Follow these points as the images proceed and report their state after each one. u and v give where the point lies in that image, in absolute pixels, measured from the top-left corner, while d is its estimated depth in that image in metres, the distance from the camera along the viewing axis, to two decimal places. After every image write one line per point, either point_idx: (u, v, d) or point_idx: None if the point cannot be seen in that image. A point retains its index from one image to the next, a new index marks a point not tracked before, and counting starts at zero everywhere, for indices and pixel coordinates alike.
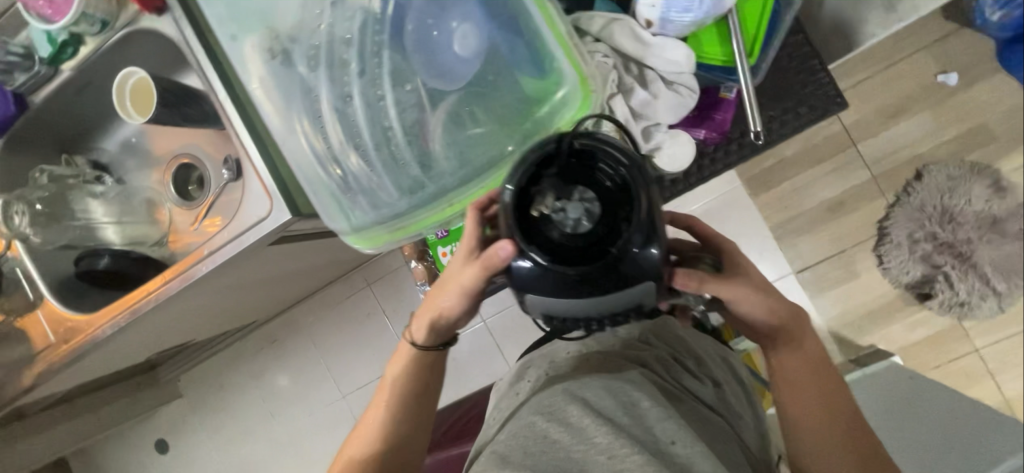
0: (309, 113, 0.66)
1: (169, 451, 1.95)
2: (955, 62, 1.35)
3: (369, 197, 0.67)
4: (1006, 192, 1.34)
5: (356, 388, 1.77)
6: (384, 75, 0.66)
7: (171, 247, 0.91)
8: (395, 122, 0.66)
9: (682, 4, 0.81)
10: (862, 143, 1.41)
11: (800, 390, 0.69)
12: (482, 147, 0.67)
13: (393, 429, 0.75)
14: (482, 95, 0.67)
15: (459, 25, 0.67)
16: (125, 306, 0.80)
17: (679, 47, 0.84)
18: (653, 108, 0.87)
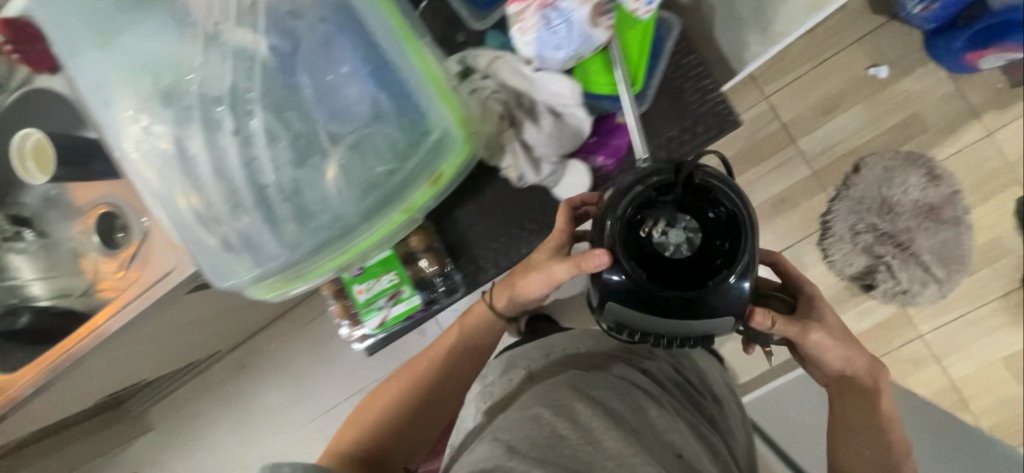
0: (187, 175, 0.65)
1: None
2: (886, 55, 1.36)
3: (257, 250, 0.67)
4: (940, 180, 1.36)
5: (326, 409, 1.77)
6: (261, 131, 0.66)
7: (97, 295, 0.91)
8: (276, 175, 0.66)
9: (551, 44, 0.72)
10: (801, 140, 1.43)
11: (853, 433, 0.81)
12: (369, 192, 0.68)
13: (440, 366, 0.91)
14: (364, 142, 0.68)
15: (337, 80, 0.68)
16: (44, 364, 0.83)
17: (565, 81, 0.77)
18: (545, 142, 0.80)
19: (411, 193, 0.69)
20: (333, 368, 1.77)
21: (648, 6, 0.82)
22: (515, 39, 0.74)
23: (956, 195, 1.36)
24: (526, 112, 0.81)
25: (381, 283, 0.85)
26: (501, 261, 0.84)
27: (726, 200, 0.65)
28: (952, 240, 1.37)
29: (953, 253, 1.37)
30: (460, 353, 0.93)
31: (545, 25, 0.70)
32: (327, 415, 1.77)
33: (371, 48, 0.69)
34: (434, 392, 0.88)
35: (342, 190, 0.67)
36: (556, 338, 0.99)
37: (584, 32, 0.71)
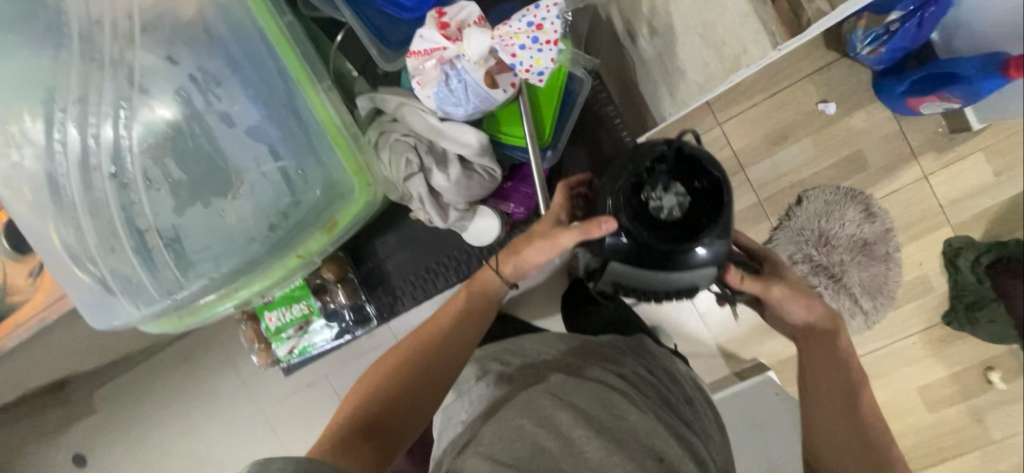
0: (63, 217, 0.64)
1: None
2: (836, 90, 1.38)
3: (133, 294, 0.66)
4: (876, 217, 1.41)
5: (271, 402, 1.77)
6: (138, 175, 0.63)
7: (6, 300, 0.88)
8: (154, 221, 0.64)
9: (451, 99, 0.78)
10: (750, 168, 1.45)
11: (821, 378, 0.88)
12: (253, 241, 0.67)
13: (440, 336, 0.82)
14: (250, 190, 0.66)
15: (220, 126, 0.66)
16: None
17: (471, 131, 0.81)
18: (452, 189, 0.82)
19: (303, 241, 0.70)
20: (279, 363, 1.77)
21: (542, 76, 0.76)
22: (416, 90, 0.78)
23: (890, 232, 1.41)
24: (435, 159, 0.82)
25: (290, 312, 0.94)
26: (414, 294, 0.94)
27: (709, 169, 0.74)
28: (883, 275, 1.42)
29: (882, 287, 1.43)
30: (461, 324, 0.83)
31: (444, 81, 0.76)
32: (272, 408, 1.78)
33: (262, 95, 0.67)
34: (434, 365, 0.78)
35: (225, 239, 0.66)
36: (528, 342, 0.90)
37: (480, 91, 0.76)
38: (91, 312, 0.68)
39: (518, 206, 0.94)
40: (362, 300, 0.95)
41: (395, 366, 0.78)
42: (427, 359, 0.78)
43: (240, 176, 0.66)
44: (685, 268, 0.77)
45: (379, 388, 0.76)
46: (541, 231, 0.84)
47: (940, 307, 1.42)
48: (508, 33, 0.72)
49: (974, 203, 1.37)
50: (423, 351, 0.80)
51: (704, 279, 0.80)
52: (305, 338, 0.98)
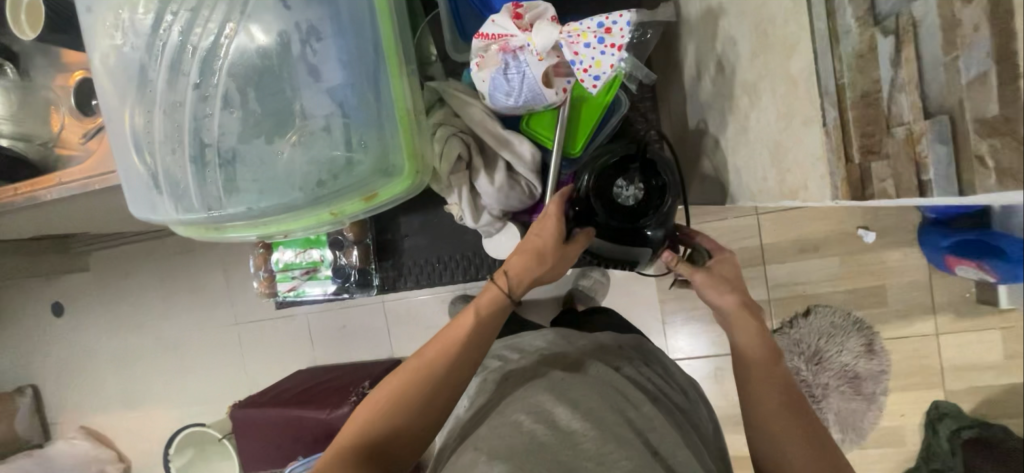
0: (143, 108, 0.67)
1: (66, 314, 2.01)
2: (879, 222, 1.37)
3: (174, 196, 0.69)
4: (875, 355, 1.41)
5: (251, 319, 1.85)
6: (218, 94, 0.65)
7: (55, 151, 0.94)
8: (215, 141, 0.66)
9: (504, 87, 0.72)
10: (769, 265, 1.45)
11: (748, 356, 0.75)
12: (290, 187, 0.67)
13: (438, 376, 0.73)
14: (308, 142, 0.67)
15: (306, 76, 0.66)
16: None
17: (527, 144, 0.77)
18: (492, 194, 0.80)
19: (340, 203, 0.71)
20: None
21: (597, 81, 0.68)
22: (471, 72, 0.73)
23: (882, 374, 1.41)
24: (483, 163, 0.79)
25: (302, 256, 1.03)
26: (418, 278, 0.93)
27: (665, 171, 0.77)
28: (861, 412, 1.43)
29: (857, 423, 1.43)
30: (462, 359, 0.74)
31: (503, 67, 0.71)
32: (249, 323, 1.86)
33: (354, 60, 0.68)
34: (435, 405, 0.73)
35: (269, 178, 0.67)
36: (528, 335, 0.90)
37: (537, 88, 0.71)
38: (136, 197, 0.72)
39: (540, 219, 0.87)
40: (371, 267, 0.96)
41: (391, 409, 0.72)
42: (428, 405, 0.73)
43: (305, 127, 0.67)
44: (627, 246, 0.83)
45: (375, 432, 0.71)
46: (553, 245, 0.77)
47: (905, 461, 1.42)
48: (576, 31, 0.67)
49: (974, 377, 1.36)
50: (424, 390, 0.72)
51: (643, 257, 0.86)
52: (305, 285, 1.04)
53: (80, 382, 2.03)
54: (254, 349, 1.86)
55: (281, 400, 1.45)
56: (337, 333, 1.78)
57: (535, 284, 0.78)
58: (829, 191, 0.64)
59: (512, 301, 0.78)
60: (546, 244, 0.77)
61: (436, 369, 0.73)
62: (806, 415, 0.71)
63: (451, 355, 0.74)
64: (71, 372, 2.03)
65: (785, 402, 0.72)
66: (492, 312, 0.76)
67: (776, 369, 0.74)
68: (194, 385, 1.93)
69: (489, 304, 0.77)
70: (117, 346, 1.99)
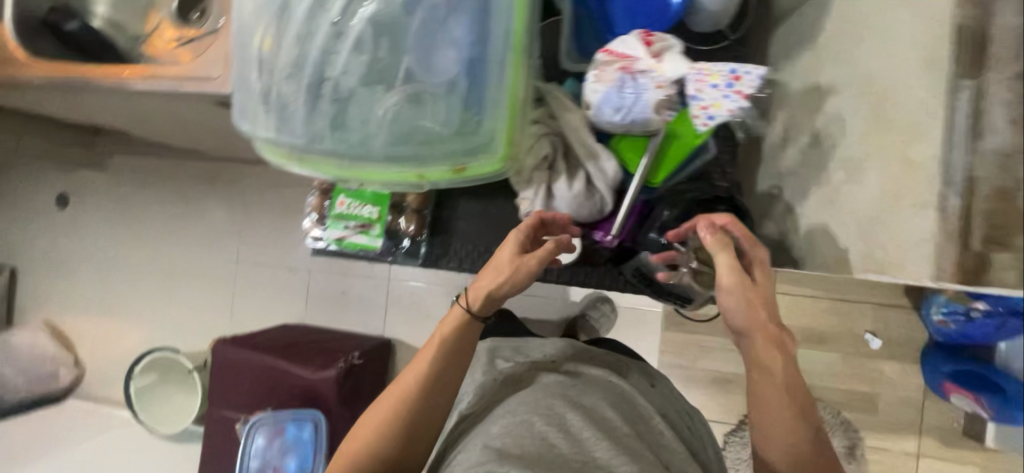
0: (274, 26, 0.69)
1: (67, 208, 1.94)
2: (887, 331, 1.41)
3: (281, 119, 0.71)
4: (853, 460, 1.42)
5: (253, 262, 1.82)
6: (351, 35, 0.67)
7: (140, 47, 0.94)
8: (336, 78, 0.69)
9: (615, 102, 0.74)
10: None
11: (765, 402, 0.69)
12: (392, 141, 0.70)
13: (421, 401, 0.80)
14: (420, 101, 0.69)
15: (433, 42, 0.68)
16: (58, 68, 0.87)
17: (612, 162, 0.80)
18: (568, 200, 0.83)
19: (428, 166, 0.71)
20: (280, 234, 1.81)
21: (710, 121, 0.71)
22: (589, 79, 0.75)
23: None
24: (566, 169, 0.82)
25: (360, 208, 1.02)
26: (463, 261, 0.95)
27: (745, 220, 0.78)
28: None
29: None
30: (441, 382, 0.80)
31: (621, 83, 0.72)
32: (249, 266, 1.83)
33: (480, 37, 0.68)
34: (426, 423, 0.81)
35: (376, 126, 0.70)
36: (535, 342, 1.04)
37: (649, 110, 0.73)
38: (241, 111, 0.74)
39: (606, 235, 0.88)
40: (421, 238, 0.97)
41: (378, 438, 0.79)
42: (420, 425, 0.80)
43: (421, 87, 0.69)
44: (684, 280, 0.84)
45: (370, 458, 0.79)
46: (505, 262, 0.77)
47: None
48: (707, 70, 0.70)
49: None
50: (412, 408, 0.79)
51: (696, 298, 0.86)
52: (355, 237, 1.03)
53: (58, 277, 1.96)
54: (246, 293, 1.83)
55: (268, 348, 1.42)
56: (335, 298, 1.76)
57: (492, 299, 0.78)
58: (933, 268, 0.72)
59: (470, 316, 0.80)
60: (498, 262, 0.77)
61: (412, 396, 0.79)
62: (821, 451, 0.69)
63: (426, 381, 0.79)
64: (52, 266, 1.96)
65: (803, 443, 0.68)
66: (458, 337, 0.81)
67: (796, 416, 0.68)
68: (174, 312, 1.88)
69: (451, 325, 0.80)
70: (106, 252, 1.93)
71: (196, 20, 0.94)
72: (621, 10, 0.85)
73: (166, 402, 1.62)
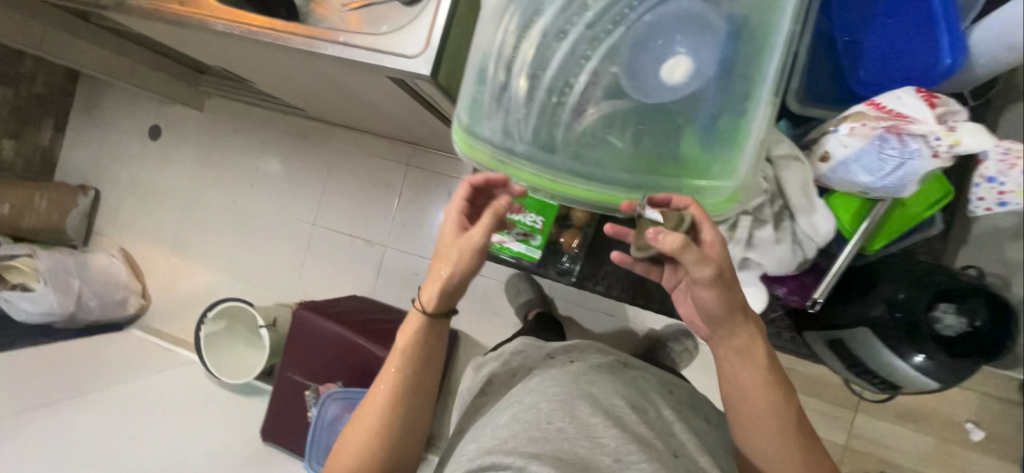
0: (525, 17, 0.61)
1: (160, 141, 1.97)
2: (993, 424, 1.30)
3: (505, 118, 0.62)
4: None
5: (329, 226, 1.80)
6: (607, 45, 0.61)
7: (309, 8, 0.90)
8: (579, 86, 0.61)
9: (869, 162, 0.57)
10: (860, 414, 1.38)
11: (749, 397, 0.67)
12: (620, 163, 0.62)
13: (400, 410, 0.76)
14: (660, 126, 0.62)
15: (694, 59, 0.61)
16: (248, 22, 0.79)
17: (830, 220, 0.64)
18: (771, 255, 0.68)
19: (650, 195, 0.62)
20: (361, 204, 1.77)
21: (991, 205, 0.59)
22: (836, 131, 0.59)
23: None
24: (772, 215, 0.67)
25: (523, 216, 0.96)
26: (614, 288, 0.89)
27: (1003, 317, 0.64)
28: None
29: None
30: (419, 385, 0.77)
31: (882, 143, 0.56)
32: (324, 230, 1.81)
33: (742, 62, 0.61)
34: (418, 426, 0.79)
35: (606, 143, 0.62)
36: (550, 343, 1.01)
37: (912, 184, 0.56)
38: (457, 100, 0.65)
39: (792, 294, 0.73)
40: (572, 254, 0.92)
41: (368, 452, 0.76)
42: (407, 430, 0.77)
43: (666, 112, 0.62)
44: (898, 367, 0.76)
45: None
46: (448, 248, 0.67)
47: None
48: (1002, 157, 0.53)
49: None
50: (396, 417, 0.76)
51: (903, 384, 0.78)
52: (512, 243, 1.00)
53: (140, 207, 1.99)
54: (318, 257, 1.81)
55: (345, 321, 1.40)
56: (405, 278, 1.73)
57: (447, 291, 0.70)
58: None
59: (432, 316, 0.75)
60: (441, 250, 0.67)
61: (390, 409, 0.76)
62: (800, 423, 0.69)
63: (402, 389, 0.76)
64: (135, 194, 1.99)
65: (782, 426, 0.67)
66: (420, 343, 0.76)
67: (773, 395, 0.67)
68: (244, 261, 1.88)
69: (413, 333, 0.76)
70: (188, 191, 1.94)
71: None
72: (874, 56, 0.74)
73: (228, 351, 1.66)
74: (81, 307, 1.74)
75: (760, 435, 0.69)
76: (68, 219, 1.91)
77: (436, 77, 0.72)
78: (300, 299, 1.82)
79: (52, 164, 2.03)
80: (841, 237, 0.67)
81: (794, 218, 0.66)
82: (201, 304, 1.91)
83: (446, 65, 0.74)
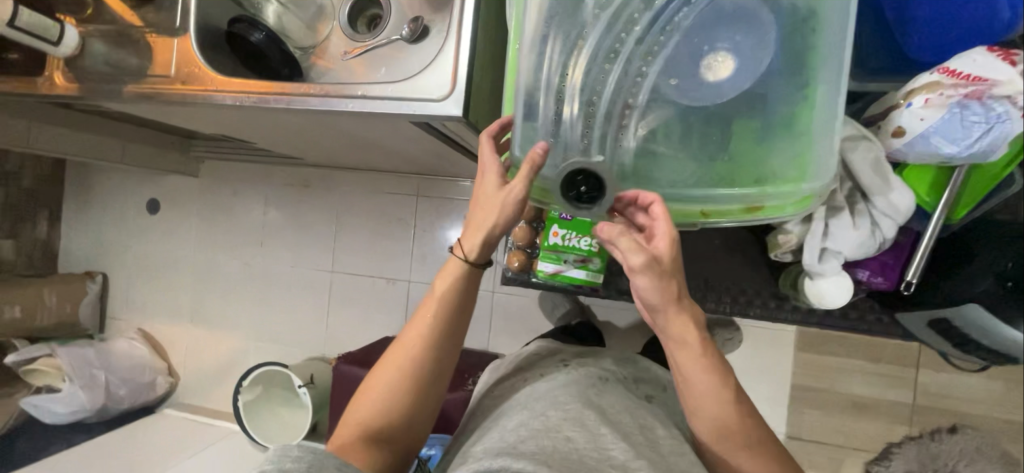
0: (568, 43, 0.57)
1: (160, 214, 1.92)
2: None
3: (561, 152, 0.59)
4: None
5: (349, 271, 1.75)
6: (659, 58, 0.57)
7: (310, 61, 0.85)
8: (637, 107, 0.58)
9: (953, 131, 0.55)
10: (922, 370, 1.33)
11: (695, 388, 0.64)
12: (688, 176, 0.59)
13: (428, 360, 0.69)
14: (724, 130, 0.59)
15: (758, 57, 0.57)
16: (254, 91, 0.76)
17: (910, 195, 0.61)
18: (850, 242, 0.64)
19: (724, 204, 0.59)
20: (378, 244, 1.73)
21: None
22: (911, 106, 0.58)
23: None
24: (845, 201, 0.64)
25: (578, 241, 0.81)
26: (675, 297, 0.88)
27: None
28: None
29: None
30: (449, 339, 0.70)
31: (962, 110, 0.54)
32: (343, 276, 1.76)
33: (806, 48, 0.57)
34: (444, 372, 0.71)
35: (670, 159, 0.59)
36: (559, 348, 0.91)
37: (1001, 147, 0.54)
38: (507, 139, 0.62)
39: (875, 277, 0.70)
40: None
41: (385, 405, 0.69)
42: (428, 387, 0.70)
43: (730, 114, 0.58)
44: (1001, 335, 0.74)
45: (384, 418, 0.69)
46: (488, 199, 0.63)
47: None
48: None
49: None
50: (417, 372, 0.69)
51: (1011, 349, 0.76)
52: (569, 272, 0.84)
53: (151, 284, 1.94)
54: (341, 305, 1.77)
55: None
56: None
57: (491, 239, 0.65)
58: None
59: (473, 266, 0.68)
60: (482, 198, 0.63)
61: (415, 359, 0.69)
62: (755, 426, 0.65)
63: (433, 340, 0.69)
64: (144, 273, 1.94)
65: (727, 422, 0.64)
66: (460, 291, 0.69)
67: (724, 393, 0.63)
68: (267, 320, 1.83)
69: (451, 279, 0.69)
70: (198, 260, 1.90)
71: (362, 33, 0.83)
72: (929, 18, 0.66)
73: (269, 417, 1.60)
74: (111, 397, 1.69)
75: (709, 420, 0.65)
76: (80, 309, 1.85)
77: (468, 117, 0.71)
78: (330, 350, 1.77)
79: (54, 255, 1.97)
80: (924, 210, 0.65)
81: (869, 200, 0.64)
82: (231, 371, 1.85)
83: (475, 101, 0.73)
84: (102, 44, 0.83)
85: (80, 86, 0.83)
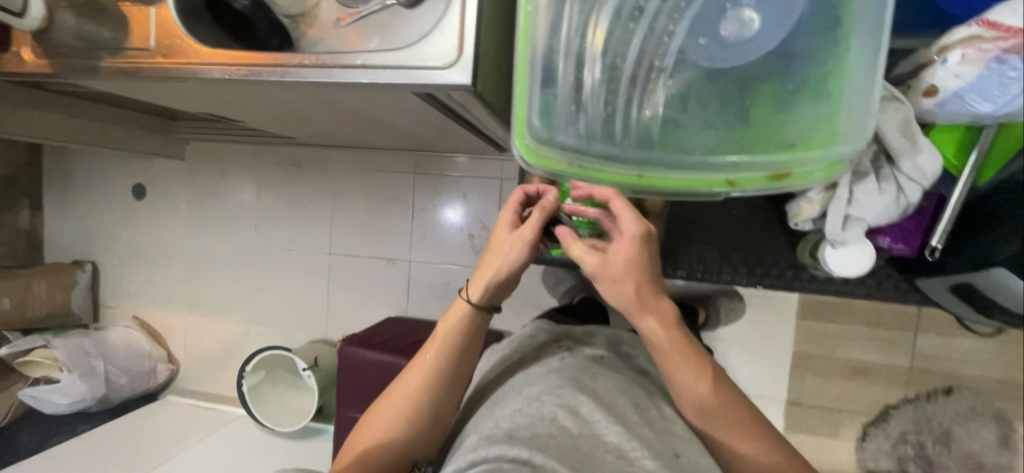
0: (589, 1, 0.54)
1: (147, 199, 1.86)
2: None
3: (579, 120, 0.56)
4: (1008, 449, 1.28)
5: (347, 252, 1.72)
6: (685, 17, 0.54)
7: (299, 29, 0.79)
8: (659, 71, 0.55)
9: (989, 90, 0.54)
10: (922, 334, 1.33)
11: (677, 375, 0.67)
12: (709, 143, 0.57)
13: (430, 400, 0.72)
14: (750, 93, 0.56)
15: (789, 13, 0.53)
16: (242, 63, 0.70)
17: (937, 159, 0.60)
18: (873, 207, 0.65)
19: (746, 171, 0.57)
20: (375, 224, 1.69)
21: None
22: (945, 63, 0.57)
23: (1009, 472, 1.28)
24: (871, 167, 0.65)
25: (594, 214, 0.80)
26: None
27: None
28: None
29: None
30: (450, 379, 0.73)
31: (1000, 65, 0.52)
32: (341, 257, 1.73)
33: (836, 4, 0.54)
34: (446, 410, 0.73)
35: (691, 126, 0.57)
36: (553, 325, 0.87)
37: None
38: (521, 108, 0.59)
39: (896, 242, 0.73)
40: None
41: (384, 444, 0.71)
42: (427, 428, 0.72)
43: (756, 76, 0.56)
44: None
45: (382, 457, 0.71)
46: (503, 243, 0.73)
47: None
48: None
49: None
50: (416, 412, 0.72)
51: None
52: None
53: (143, 272, 1.89)
54: (341, 287, 1.74)
55: (389, 347, 1.35)
56: (436, 289, 1.66)
57: (499, 283, 0.72)
58: None
59: (479, 310, 0.73)
60: (496, 244, 0.73)
61: (415, 399, 0.72)
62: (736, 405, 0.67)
63: (436, 379, 0.72)
64: (136, 260, 1.89)
65: (712, 402, 0.66)
66: (462, 335, 0.73)
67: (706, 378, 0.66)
68: (265, 304, 1.81)
69: (454, 322, 0.73)
70: (190, 245, 1.85)
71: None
72: None
73: (273, 400, 1.60)
74: (111, 386, 1.67)
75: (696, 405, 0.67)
76: (71, 299, 1.81)
77: (476, 87, 0.67)
78: (331, 332, 1.75)
79: (39, 245, 1.91)
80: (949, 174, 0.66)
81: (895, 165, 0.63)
82: (233, 356, 1.84)
83: (482, 70, 0.69)
84: (71, 16, 0.76)
85: (53, 63, 0.78)
